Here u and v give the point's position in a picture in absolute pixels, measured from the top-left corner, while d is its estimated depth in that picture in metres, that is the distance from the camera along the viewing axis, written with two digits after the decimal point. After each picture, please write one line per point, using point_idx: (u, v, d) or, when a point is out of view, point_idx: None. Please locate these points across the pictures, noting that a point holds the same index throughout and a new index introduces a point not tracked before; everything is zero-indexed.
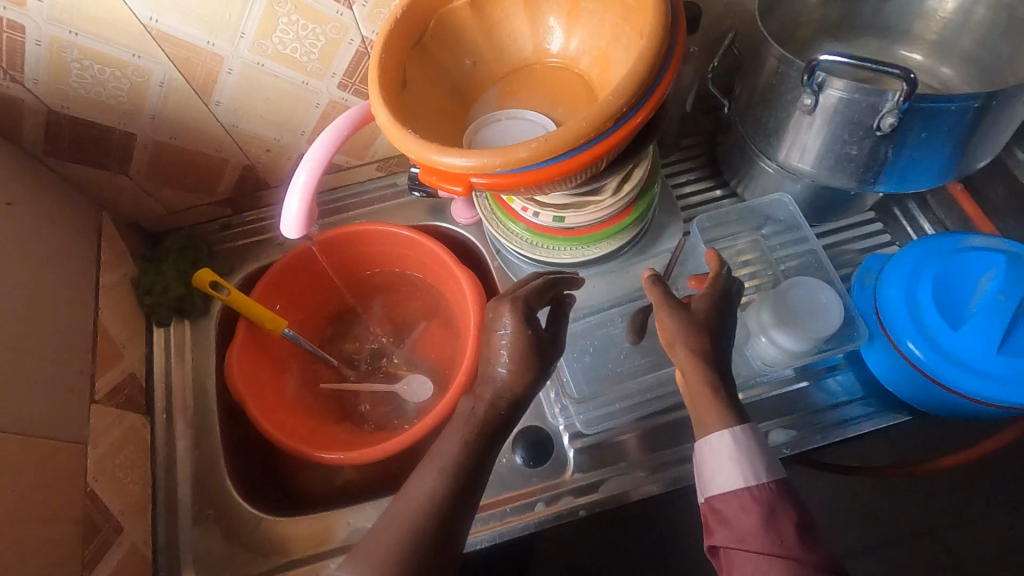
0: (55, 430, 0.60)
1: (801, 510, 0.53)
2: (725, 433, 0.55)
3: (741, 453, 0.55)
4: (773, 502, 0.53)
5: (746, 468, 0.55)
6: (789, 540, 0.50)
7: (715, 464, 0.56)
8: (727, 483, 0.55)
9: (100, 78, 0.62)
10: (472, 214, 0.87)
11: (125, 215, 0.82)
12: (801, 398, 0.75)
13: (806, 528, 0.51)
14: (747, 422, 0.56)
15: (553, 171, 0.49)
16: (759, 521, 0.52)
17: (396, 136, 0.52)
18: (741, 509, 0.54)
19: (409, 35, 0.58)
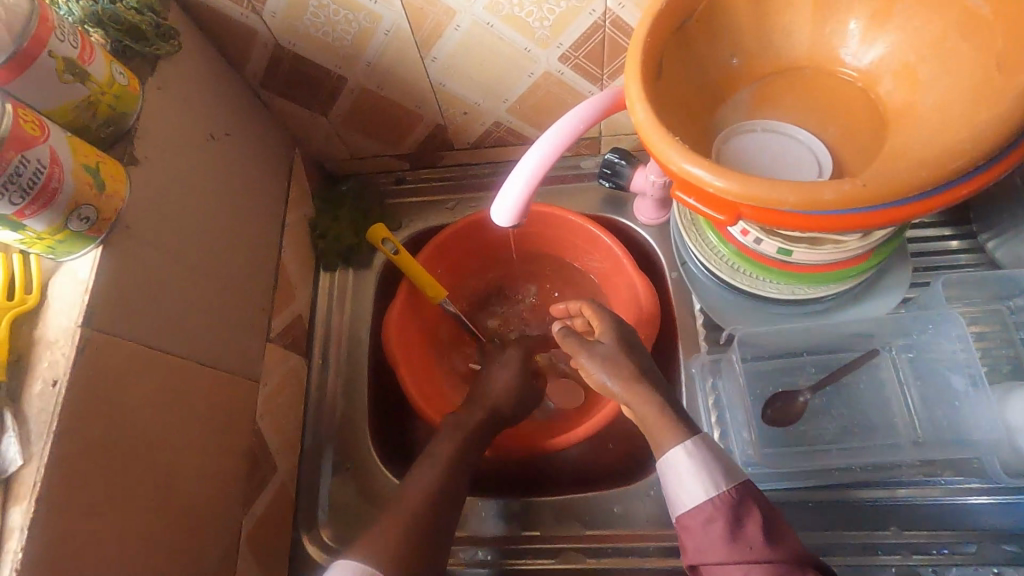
0: (238, 367, 0.61)
1: (765, 514, 0.52)
2: (679, 445, 0.55)
3: (697, 463, 0.55)
4: (736, 512, 0.52)
5: (706, 478, 0.54)
6: (761, 543, 0.50)
7: (675, 477, 0.55)
8: (690, 498, 0.54)
9: (333, 18, 0.59)
10: (660, 215, 0.78)
11: (312, 153, 0.82)
12: (959, 518, 0.64)
13: (769, 529, 0.51)
14: (699, 433, 0.56)
15: (851, 221, 0.39)
16: (721, 532, 0.52)
17: (656, 139, 0.45)
18: (706, 521, 0.53)
19: (671, 18, 0.50)
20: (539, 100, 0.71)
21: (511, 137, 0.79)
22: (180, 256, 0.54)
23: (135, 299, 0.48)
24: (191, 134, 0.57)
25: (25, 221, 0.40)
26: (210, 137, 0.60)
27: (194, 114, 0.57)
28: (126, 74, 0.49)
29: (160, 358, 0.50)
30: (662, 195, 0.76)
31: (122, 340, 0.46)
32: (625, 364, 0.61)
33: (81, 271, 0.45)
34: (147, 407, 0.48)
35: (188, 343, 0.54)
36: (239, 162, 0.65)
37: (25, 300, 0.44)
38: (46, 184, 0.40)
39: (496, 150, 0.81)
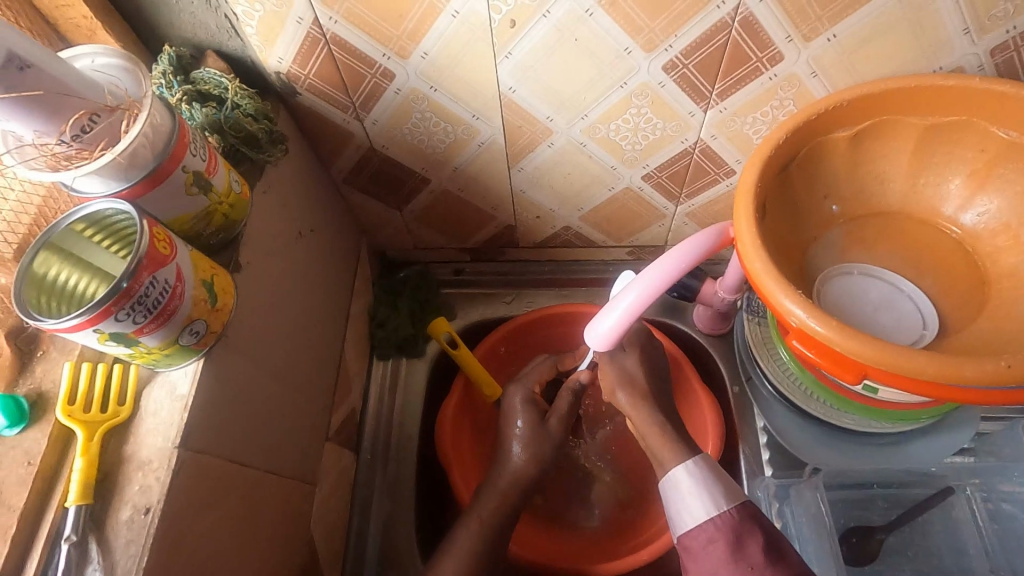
0: (299, 472, 0.58)
1: (771, 538, 0.49)
2: (679, 466, 0.55)
3: (699, 484, 0.54)
4: (740, 531, 0.50)
5: (707, 498, 0.52)
6: (760, 561, 0.47)
7: (678, 498, 0.54)
8: (691, 519, 0.52)
9: (431, 129, 0.61)
10: (722, 327, 0.77)
11: (376, 241, 0.82)
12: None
13: (774, 551, 0.48)
14: (701, 454, 0.56)
15: (990, 398, 0.39)
16: (723, 551, 0.49)
17: (772, 288, 0.45)
18: (707, 543, 0.50)
19: (776, 163, 0.51)
20: (614, 211, 0.72)
21: (577, 240, 0.79)
22: (266, 359, 0.53)
23: (228, 410, 0.46)
24: (285, 234, 0.57)
25: (141, 338, 0.39)
26: (297, 235, 0.59)
27: (288, 214, 0.58)
28: (240, 181, 0.49)
29: (239, 471, 0.48)
30: (728, 309, 0.75)
31: (208, 457, 0.44)
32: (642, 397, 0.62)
33: (180, 385, 0.43)
34: (223, 527, 0.45)
35: (261, 454, 0.52)
36: (318, 257, 0.65)
37: (118, 413, 0.42)
38: (168, 305, 0.39)
39: (559, 249, 0.82)
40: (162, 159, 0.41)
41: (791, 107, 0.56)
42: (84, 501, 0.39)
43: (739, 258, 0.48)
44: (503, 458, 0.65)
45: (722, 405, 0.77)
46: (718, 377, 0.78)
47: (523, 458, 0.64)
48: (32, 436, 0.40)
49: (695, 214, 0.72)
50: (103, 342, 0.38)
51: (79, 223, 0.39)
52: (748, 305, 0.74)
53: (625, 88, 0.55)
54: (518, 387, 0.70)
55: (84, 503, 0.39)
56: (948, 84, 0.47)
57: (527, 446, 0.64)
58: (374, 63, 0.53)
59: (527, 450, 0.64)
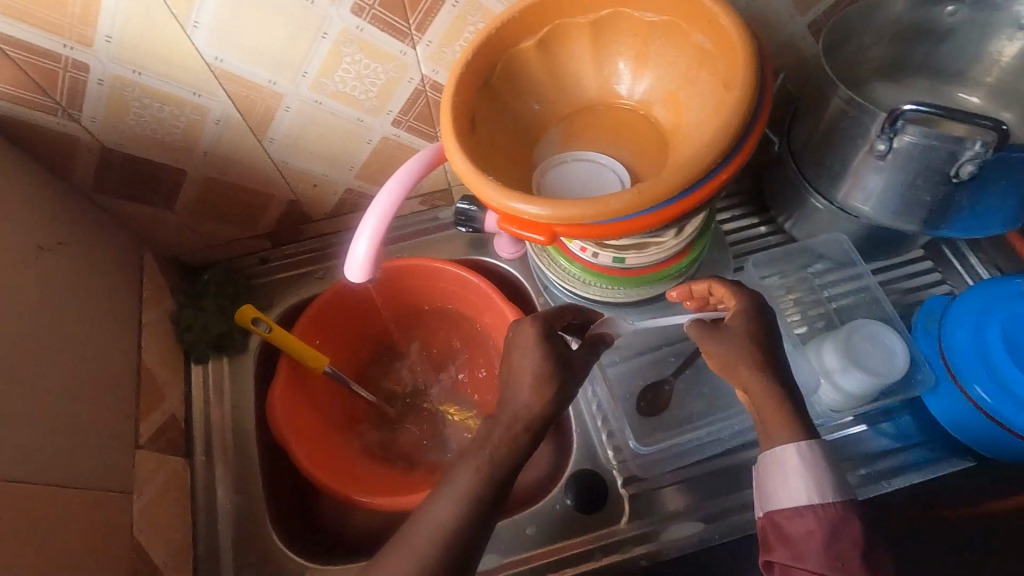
0: (102, 482, 0.57)
1: (868, 536, 0.50)
2: (793, 446, 0.53)
3: (809, 465, 0.53)
4: (839, 523, 0.50)
5: (811, 481, 0.52)
6: (856, 564, 0.48)
7: (781, 477, 0.54)
8: (789, 498, 0.53)
9: (158, 116, 0.61)
10: (517, 249, 0.85)
11: (165, 248, 0.80)
12: (850, 448, 0.72)
13: (869, 554, 0.49)
14: (816, 436, 0.54)
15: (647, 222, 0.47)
16: (820, 542, 0.50)
17: (473, 181, 0.52)
18: (807, 528, 0.51)
19: (474, 78, 0.57)
20: (384, 163, 0.76)
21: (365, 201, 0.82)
22: None
23: None
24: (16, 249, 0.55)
25: None
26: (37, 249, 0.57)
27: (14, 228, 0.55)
28: None
29: None
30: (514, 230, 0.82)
31: None
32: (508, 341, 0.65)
33: None
34: None
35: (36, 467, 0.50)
36: (76, 269, 0.63)
37: None
38: None
39: (354, 215, 0.84)
40: None
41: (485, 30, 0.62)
42: None
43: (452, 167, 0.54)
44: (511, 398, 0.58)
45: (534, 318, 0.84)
46: (525, 294, 0.86)
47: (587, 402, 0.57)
48: None
49: None
50: None
51: None
52: None
53: (328, 38, 0.58)
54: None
55: None
56: None
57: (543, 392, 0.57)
58: (58, 56, 0.53)
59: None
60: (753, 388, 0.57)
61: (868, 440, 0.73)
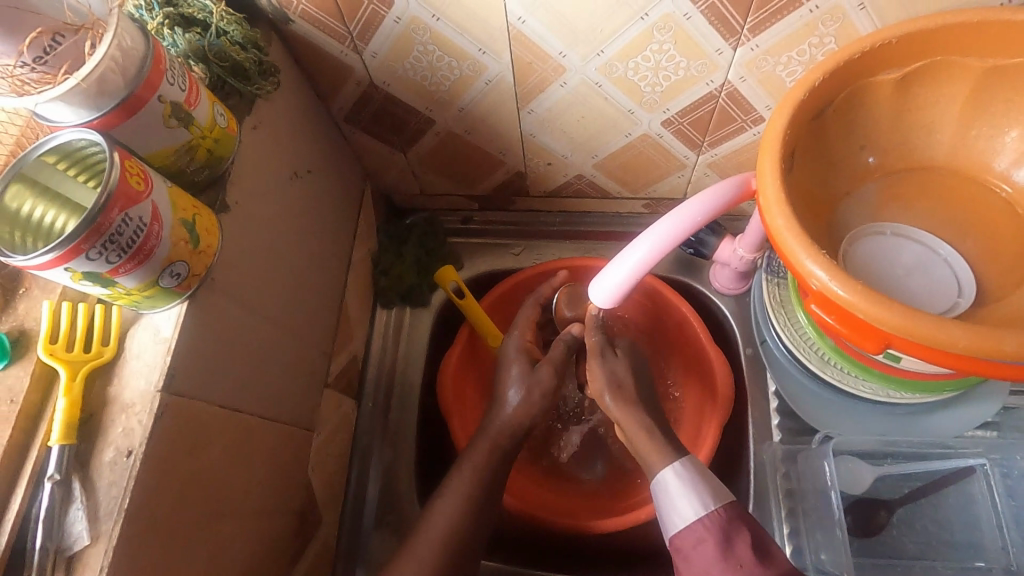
0: (297, 419, 0.58)
1: (759, 535, 0.47)
2: (667, 466, 0.52)
3: (687, 483, 0.51)
4: (729, 530, 0.47)
5: (695, 498, 0.50)
6: (750, 560, 0.45)
7: (667, 501, 0.51)
8: (680, 520, 0.50)
9: (435, 64, 0.56)
10: (740, 286, 0.73)
11: (382, 186, 0.79)
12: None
13: (761, 551, 0.45)
14: (687, 456, 0.53)
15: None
16: (715, 553, 0.46)
17: (793, 246, 0.41)
18: (698, 543, 0.47)
19: (810, 110, 0.46)
20: (629, 159, 0.68)
21: (590, 190, 0.75)
22: (258, 302, 0.51)
23: (215, 360, 0.45)
24: (279, 174, 0.54)
25: (117, 278, 0.37)
26: (293, 175, 0.57)
27: (280, 153, 0.54)
28: (226, 115, 0.46)
29: (229, 417, 0.47)
30: (746, 269, 0.71)
31: (196, 402, 0.43)
32: (627, 387, 0.59)
33: (163, 328, 0.42)
34: (211, 471, 0.45)
35: (257, 398, 0.51)
36: (318, 199, 0.62)
37: (102, 353, 0.41)
38: (144, 243, 0.37)
39: (571, 200, 0.78)
40: (136, 85, 0.38)
41: (832, 45, 0.50)
42: (67, 441, 0.39)
43: (759, 212, 0.44)
44: (499, 401, 0.63)
45: (734, 368, 0.75)
46: (731, 339, 0.76)
47: (518, 413, 0.61)
48: (15, 373, 0.39)
49: (718, 164, 0.67)
50: (77, 280, 0.36)
51: (51, 155, 0.38)
52: (769, 264, 0.70)
53: (647, 20, 0.49)
54: (513, 338, 0.68)
55: (67, 443, 0.39)
56: (1019, 18, 0.41)
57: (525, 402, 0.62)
58: None
59: (522, 407, 0.62)
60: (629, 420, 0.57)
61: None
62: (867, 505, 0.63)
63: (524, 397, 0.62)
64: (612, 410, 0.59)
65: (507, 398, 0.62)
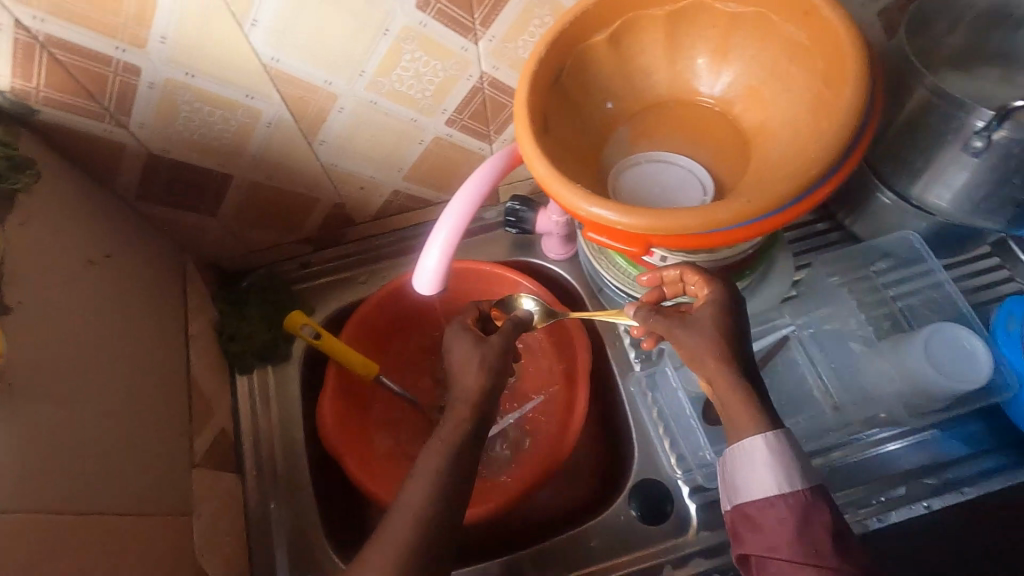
0: (166, 506, 0.55)
1: (839, 518, 0.47)
2: (758, 437, 0.49)
3: (777, 455, 0.48)
4: (809, 510, 0.47)
5: (782, 472, 0.48)
6: (828, 548, 0.45)
7: (746, 463, 0.50)
8: (759, 491, 0.49)
9: (209, 119, 0.57)
10: (568, 249, 0.82)
11: (205, 254, 0.77)
12: (880, 467, 0.69)
13: (840, 538, 0.46)
14: (780, 426, 0.49)
15: (734, 236, 0.45)
16: (792, 529, 0.47)
17: (557, 189, 0.48)
18: (777, 522, 0.47)
19: (544, 78, 0.53)
20: (433, 164, 0.73)
21: (411, 202, 0.79)
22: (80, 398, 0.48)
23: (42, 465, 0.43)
24: (70, 265, 0.52)
25: None
26: (88, 264, 0.55)
27: (64, 243, 0.52)
28: None
29: (75, 522, 0.44)
30: (567, 230, 0.79)
31: (17, 515, 0.41)
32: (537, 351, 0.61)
33: None
34: None
35: (109, 498, 0.49)
36: (128, 280, 0.60)
37: None
38: None
39: (397, 216, 0.81)
40: None
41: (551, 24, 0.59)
42: None
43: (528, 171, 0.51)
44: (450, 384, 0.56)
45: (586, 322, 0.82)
46: (577, 297, 0.83)
47: (476, 380, 0.54)
48: None
49: None
50: None
51: None
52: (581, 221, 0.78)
53: (390, 34, 0.55)
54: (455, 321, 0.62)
55: None
56: None
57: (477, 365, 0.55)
58: (110, 59, 0.49)
59: (472, 376, 0.54)
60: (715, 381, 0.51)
61: (905, 456, 0.70)
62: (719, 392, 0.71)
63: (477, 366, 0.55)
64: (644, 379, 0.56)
65: (457, 372, 0.56)
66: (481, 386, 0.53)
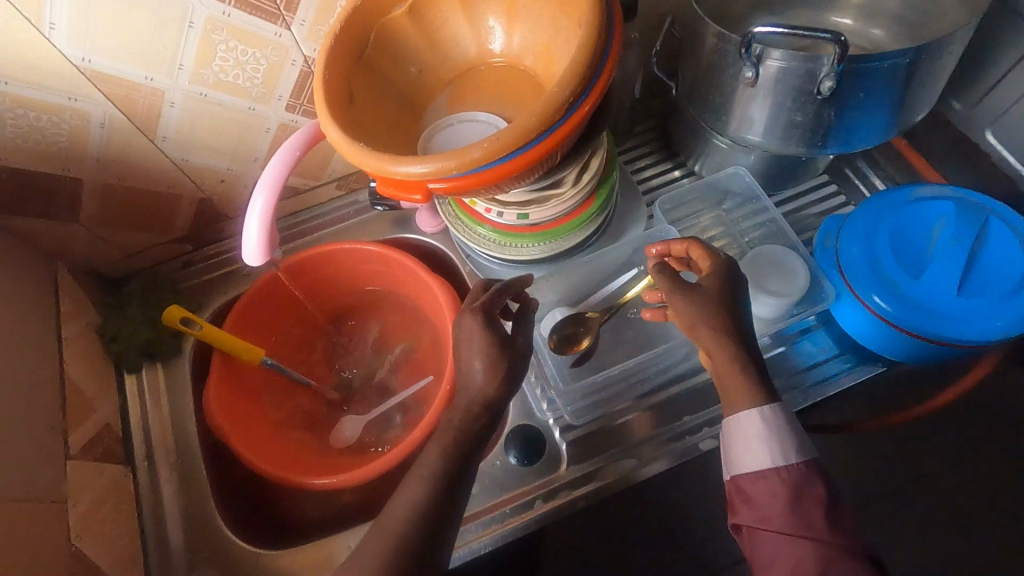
0: (30, 494, 0.58)
1: (829, 489, 0.56)
2: (756, 413, 0.58)
3: (772, 431, 0.58)
4: (800, 484, 0.56)
5: (773, 446, 0.58)
6: (821, 524, 0.54)
7: (742, 442, 0.59)
8: (752, 464, 0.59)
9: (38, 125, 0.60)
10: (437, 222, 0.86)
11: (83, 262, 0.80)
12: (779, 364, 0.75)
13: (830, 502, 0.55)
14: (774, 401, 0.59)
15: (499, 174, 0.49)
16: (783, 502, 0.56)
17: (349, 151, 0.52)
18: (769, 494, 0.57)
19: (348, 51, 0.57)
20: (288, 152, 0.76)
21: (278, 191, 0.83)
22: None
23: None
24: None
25: None
26: None
27: None
28: None
29: None
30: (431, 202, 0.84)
31: None
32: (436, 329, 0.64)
33: None
34: None
35: None
36: None
37: None
38: None
39: None
40: None
41: None
42: None
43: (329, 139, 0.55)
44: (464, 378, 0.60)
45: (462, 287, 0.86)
46: (452, 266, 0.87)
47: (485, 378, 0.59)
48: None
49: None
50: None
51: None
52: None
53: (196, 26, 0.58)
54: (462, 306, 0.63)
55: None
56: None
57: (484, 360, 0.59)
58: None
59: (486, 374, 0.59)
60: (715, 351, 0.61)
61: (798, 354, 0.76)
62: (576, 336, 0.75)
63: (489, 367, 0.59)
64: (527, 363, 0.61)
65: (472, 370, 0.60)
66: (495, 391, 0.59)
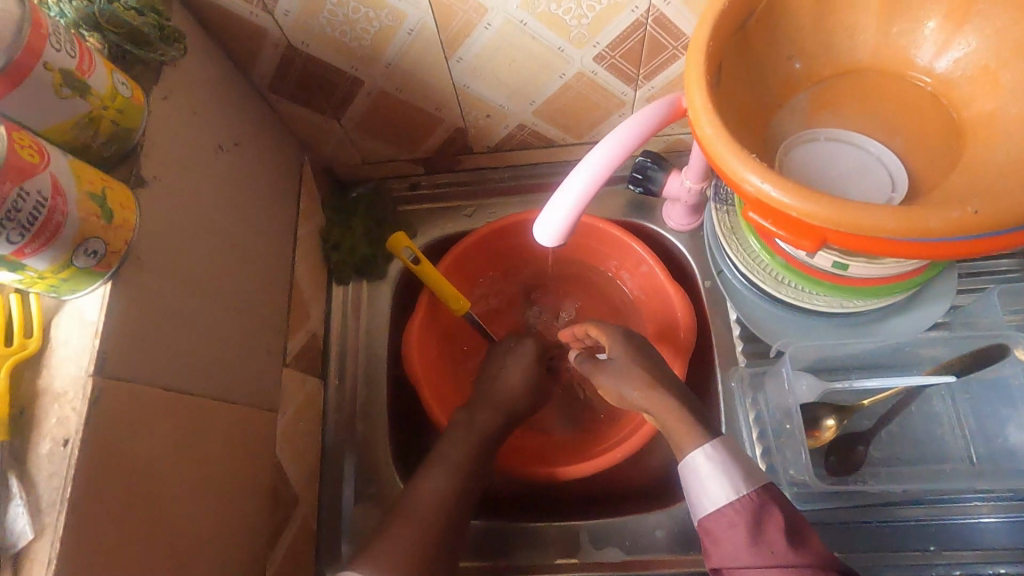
0: (256, 400, 0.57)
1: (790, 516, 0.50)
2: (701, 451, 0.53)
3: (719, 466, 0.52)
4: (759, 513, 0.50)
5: (728, 483, 0.51)
6: (785, 548, 0.47)
7: (696, 482, 0.53)
8: (710, 503, 0.51)
9: (352, 17, 0.54)
10: (692, 221, 0.74)
11: (323, 158, 0.77)
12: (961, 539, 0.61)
13: (794, 534, 0.48)
14: (714, 438, 0.53)
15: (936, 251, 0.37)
16: (744, 535, 0.49)
17: (724, 156, 0.41)
18: (729, 527, 0.50)
19: (732, 18, 0.45)
20: (568, 102, 0.67)
21: (534, 140, 0.74)
22: (196, 282, 0.49)
23: (156, 341, 0.43)
24: (202, 147, 0.52)
25: (26, 261, 0.35)
26: (218, 149, 0.54)
27: (200, 125, 0.52)
28: (129, 83, 0.43)
29: (180, 401, 0.46)
30: (697, 202, 0.71)
31: (140, 386, 0.42)
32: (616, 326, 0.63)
33: (88, 312, 0.40)
34: (162, 459, 0.43)
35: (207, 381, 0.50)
36: (250, 174, 0.60)
37: (25, 346, 0.39)
38: (49, 220, 0.35)
39: (517, 153, 0.77)
40: (13, 53, 0.35)
41: None
42: None
43: (691, 126, 0.43)
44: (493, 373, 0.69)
45: (694, 301, 0.76)
46: (689, 273, 0.76)
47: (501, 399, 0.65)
48: None
49: (656, 97, 0.66)
50: None
51: None
52: (717, 194, 0.70)
53: None
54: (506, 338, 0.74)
55: None
56: None
57: (512, 371, 0.68)
58: None
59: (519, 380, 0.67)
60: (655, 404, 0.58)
61: (989, 537, 0.61)
62: (820, 415, 0.64)
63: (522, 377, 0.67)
64: (637, 401, 0.60)
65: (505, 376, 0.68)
66: (527, 396, 0.67)
